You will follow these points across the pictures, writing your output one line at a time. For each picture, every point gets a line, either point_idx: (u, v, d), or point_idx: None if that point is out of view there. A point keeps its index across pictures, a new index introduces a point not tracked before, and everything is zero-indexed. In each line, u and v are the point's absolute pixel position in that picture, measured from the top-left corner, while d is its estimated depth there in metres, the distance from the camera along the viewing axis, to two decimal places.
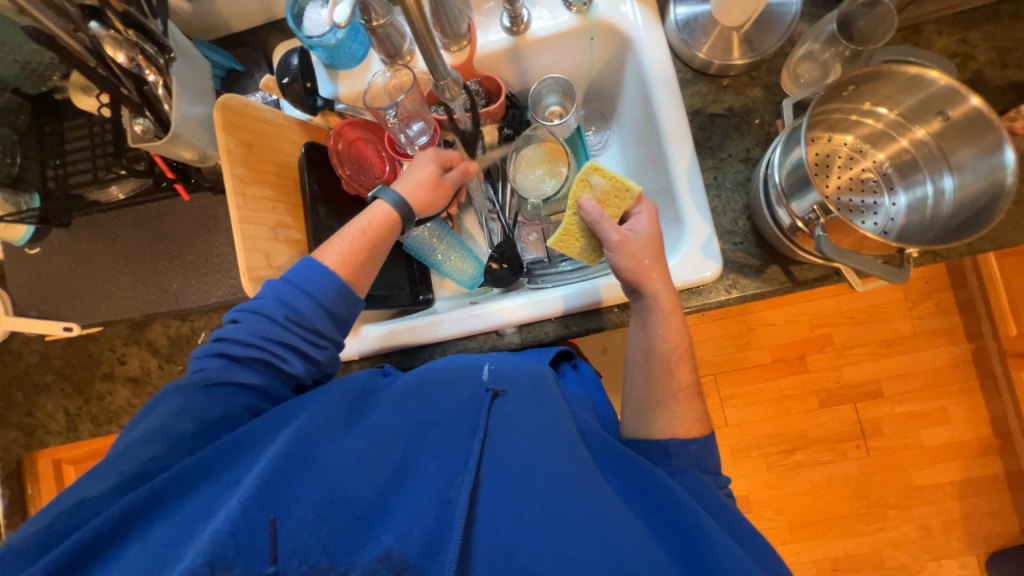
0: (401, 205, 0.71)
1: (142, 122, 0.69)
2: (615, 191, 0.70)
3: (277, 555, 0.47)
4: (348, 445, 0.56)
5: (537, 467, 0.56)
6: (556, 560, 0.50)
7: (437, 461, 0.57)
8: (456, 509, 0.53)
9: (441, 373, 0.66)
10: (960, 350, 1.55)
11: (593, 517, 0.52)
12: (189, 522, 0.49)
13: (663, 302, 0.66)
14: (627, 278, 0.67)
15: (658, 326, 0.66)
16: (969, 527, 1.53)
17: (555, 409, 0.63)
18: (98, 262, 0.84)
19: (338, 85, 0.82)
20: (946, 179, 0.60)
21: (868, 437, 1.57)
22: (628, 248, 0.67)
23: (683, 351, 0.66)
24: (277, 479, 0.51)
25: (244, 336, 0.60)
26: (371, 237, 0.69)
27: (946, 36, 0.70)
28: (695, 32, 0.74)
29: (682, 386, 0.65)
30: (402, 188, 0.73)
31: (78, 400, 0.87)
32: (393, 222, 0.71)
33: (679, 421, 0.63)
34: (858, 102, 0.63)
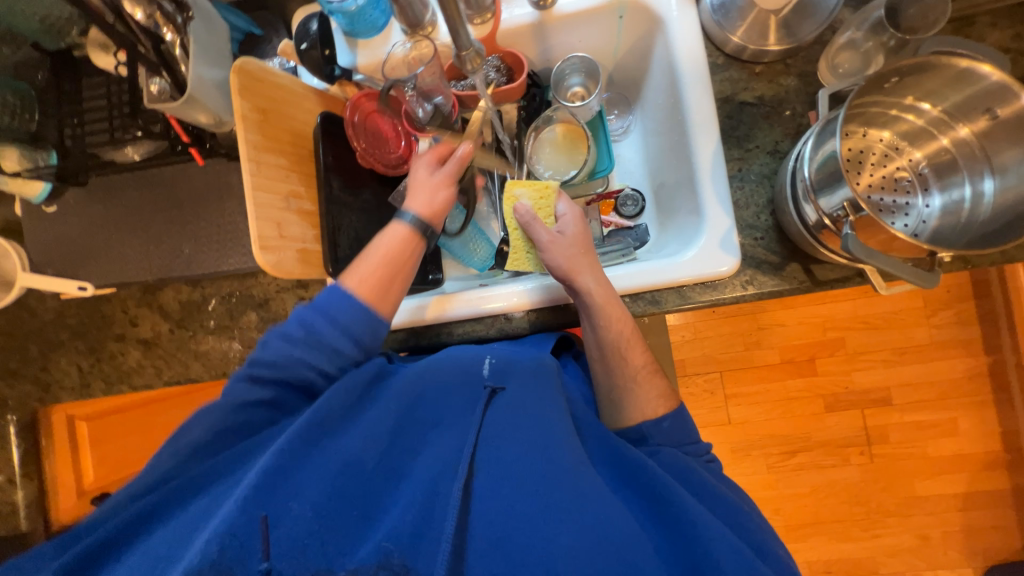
0: (418, 220, 0.72)
1: (158, 83, 0.68)
2: (540, 195, 0.77)
3: (269, 552, 0.47)
4: (347, 433, 0.57)
5: (531, 456, 0.57)
6: (547, 554, 0.50)
7: (432, 452, 0.58)
8: (444, 501, 0.54)
9: (439, 365, 0.67)
10: (977, 362, 1.51)
11: (586, 509, 0.53)
12: (196, 523, 0.51)
13: (596, 295, 0.68)
14: (559, 274, 0.70)
15: (600, 318, 0.68)
16: (969, 539, 1.51)
17: (551, 400, 0.64)
18: (113, 223, 0.84)
19: (356, 55, 0.79)
20: (986, 181, 0.57)
21: (873, 444, 1.55)
22: (559, 249, 0.72)
23: (633, 333, 0.69)
24: (279, 476, 0.51)
25: (269, 356, 0.60)
26: (392, 260, 0.69)
27: (1000, 30, 0.65)
28: (730, 14, 0.71)
29: (638, 368, 0.68)
30: (415, 205, 0.73)
31: (91, 358, 0.88)
32: (413, 238, 0.71)
33: (645, 402, 0.67)
34: (898, 96, 0.60)
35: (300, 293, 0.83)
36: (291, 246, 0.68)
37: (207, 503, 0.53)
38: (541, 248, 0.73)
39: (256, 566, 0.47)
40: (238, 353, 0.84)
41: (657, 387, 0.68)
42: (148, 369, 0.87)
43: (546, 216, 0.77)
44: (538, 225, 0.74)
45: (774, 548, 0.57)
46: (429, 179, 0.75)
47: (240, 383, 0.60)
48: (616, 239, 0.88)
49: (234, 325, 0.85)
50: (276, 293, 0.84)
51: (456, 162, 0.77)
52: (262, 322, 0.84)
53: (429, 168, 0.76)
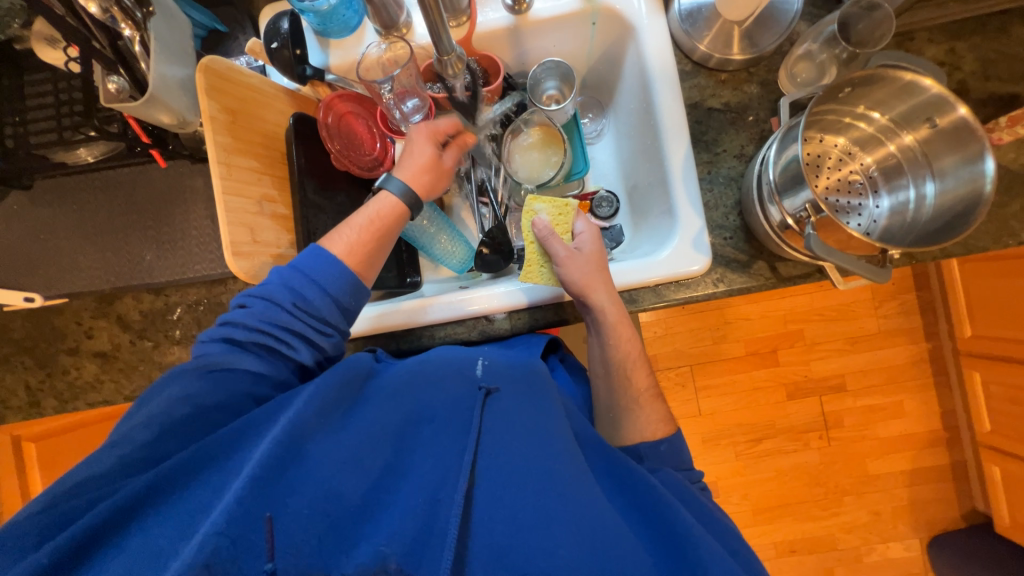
0: (407, 193, 0.70)
1: (117, 81, 0.64)
2: (558, 211, 0.78)
3: (273, 552, 0.47)
4: (340, 441, 0.55)
5: (532, 462, 0.57)
6: (548, 559, 0.50)
7: (431, 456, 0.57)
8: (446, 509, 0.53)
9: (434, 369, 0.65)
10: (918, 348, 1.64)
11: (586, 515, 0.53)
12: (186, 516, 0.48)
13: (609, 312, 0.70)
14: (575, 290, 0.71)
15: (611, 336, 0.71)
16: (915, 512, 1.64)
17: (549, 406, 0.64)
18: (63, 229, 0.79)
19: (328, 55, 0.78)
20: (928, 185, 0.62)
21: (830, 428, 1.65)
22: (579, 265, 0.72)
23: (639, 356, 0.72)
24: (272, 480, 0.49)
25: (251, 321, 0.59)
26: (380, 226, 0.68)
27: (936, 45, 0.72)
28: (697, 23, 0.74)
29: (643, 389, 0.71)
30: (407, 176, 0.71)
31: (40, 374, 0.82)
32: (400, 212, 0.70)
33: (645, 424, 0.69)
34: (851, 105, 0.64)
35: None
36: (265, 252, 0.66)
37: (202, 497, 0.49)
38: (558, 262, 0.72)
39: (259, 565, 0.47)
40: None
41: (658, 411, 0.71)
42: (107, 384, 0.82)
43: (563, 232, 0.77)
44: (557, 239, 0.74)
45: (750, 552, 0.59)
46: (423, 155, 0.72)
47: (217, 345, 0.59)
48: None
49: (202, 335, 0.81)
50: None
51: (459, 148, 0.77)
52: None
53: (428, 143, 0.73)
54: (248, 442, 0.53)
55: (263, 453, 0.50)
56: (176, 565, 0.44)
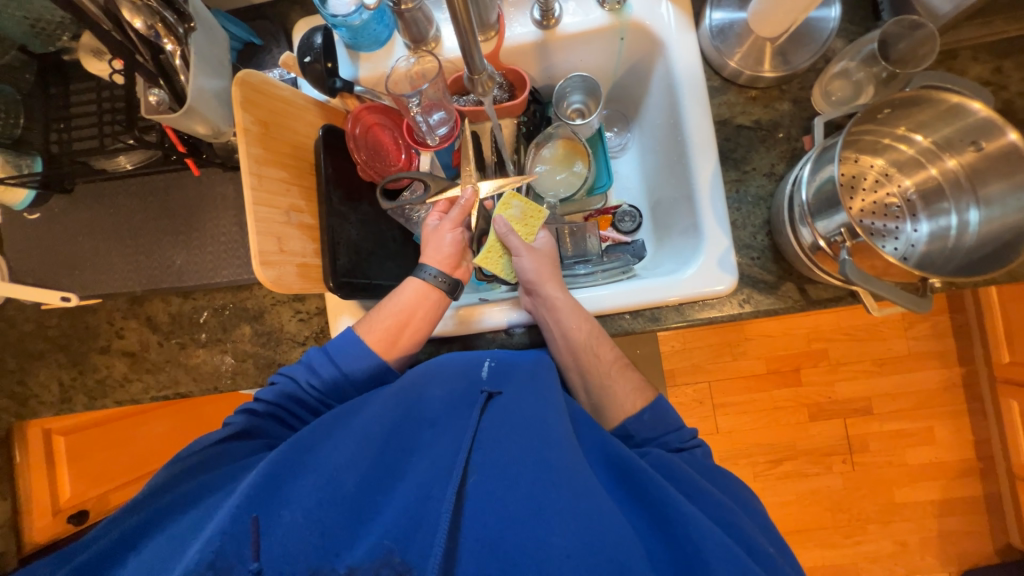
0: (439, 280, 0.73)
1: (156, 93, 0.67)
2: (532, 214, 0.78)
3: (260, 552, 0.48)
4: (342, 443, 0.57)
5: (528, 457, 0.56)
6: (542, 550, 0.49)
7: (428, 458, 0.58)
8: (437, 506, 0.53)
9: (437, 370, 0.67)
10: (951, 373, 1.57)
11: (580, 508, 0.52)
12: (192, 530, 0.51)
13: (561, 300, 0.71)
14: (530, 283, 0.73)
15: (567, 322, 0.70)
16: (945, 545, 1.57)
17: (550, 400, 0.63)
18: (99, 232, 0.82)
19: (358, 68, 0.79)
20: (971, 211, 0.60)
21: (855, 452, 1.59)
22: (536, 262, 0.75)
23: (599, 334, 0.71)
24: (268, 484, 0.52)
25: (269, 396, 0.64)
26: (404, 310, 0.71)
27: (980, 64, 0.69)
28: (729, 40, 0.73)
29: (609, 365, 0.71)
30: (431, 261, 0.74)
31: (72, 372, 0.85)
32: (428, 293, 0.72)
33: (623, 398, 0.69)
34: (891, 126, 0.62)
35: (296, 307, 0.82)
36: (291, 261, 0.67)
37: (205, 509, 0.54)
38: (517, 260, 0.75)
39: (246, 566, 0.47)
40: (230, 367, 0.82)
41: (631, 385, 0.71)
42: (135, 384, 0.84)
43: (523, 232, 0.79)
44: (516, 237, 0.76)
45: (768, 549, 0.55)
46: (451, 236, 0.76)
47: (241, 417, 0.63)
48: (614, 254, 0.89)
49: (226, 339, 0.83)
50: (270, 306, 0.82)
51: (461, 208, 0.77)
52: (256, 335, 0.82)
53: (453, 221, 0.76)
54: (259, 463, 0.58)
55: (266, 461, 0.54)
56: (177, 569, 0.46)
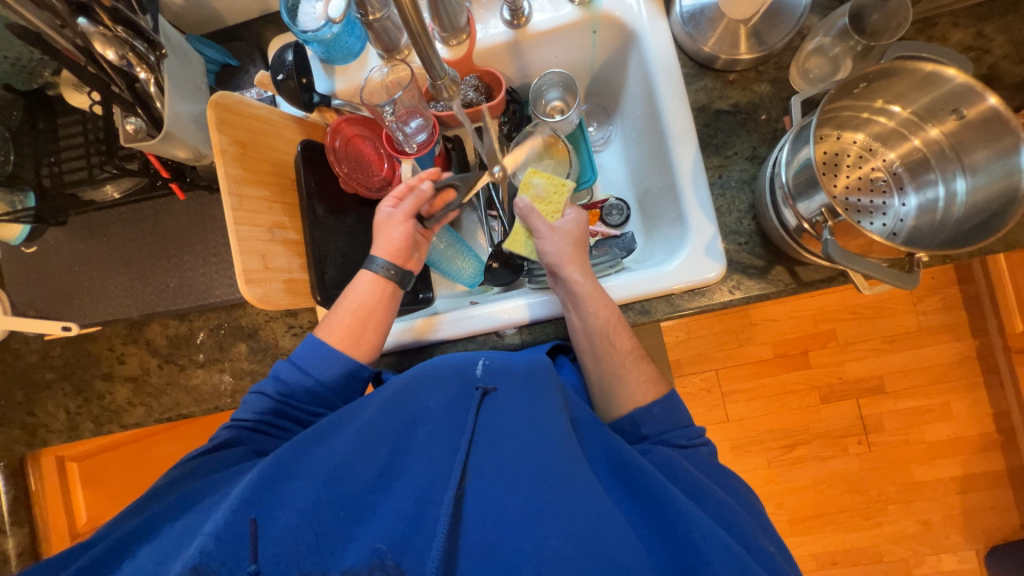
0: (389, 271, 0.72)
1: (134, 121, 0.68)
2: (554, 189, 0.80)
3: (257, 553, 0.47)
4: (337, 446, 0.57)
5: (524, 459, 0.56)
6: (537, 550, 0.49)
7: (424, 458, 0.57)
8: (436, 508, 0.53)
9: (433, 371, 0.66)
10: (965, 346, 1.53)
11: (576, 509, 0.52)
12: (185, 534, 0.51)
13: (582, 284, 0.69)
14: (554, 266, 0.72)
15: (587, 306, 0.69)
16: (969, 521, 1.53)
17: (545, 400, 0.63)
18: (94, 261, 0.83)
19: (334, 81, 0.80)
20: (958, 180, 0.58)
21: (870, 432, 1.56)
22: (560, 245, 0.74)
23: (619, 321, 0.70)
24: (264, 488, 0.51)
25: (244, 411, 0.65)
26: (364, 309, 0.70)
27: (961, 29, 0.67)
28: (700, 25, 0.72)
29: (625, 353, 0.69)
30: (381, 252, 0.73)
31: (78, 399, 0.87)
32: (385, 288, 0.72)
33: (636, 389, 0.68)
34: (869, 100, 0.61)
35: (289, 322, 0.83)
36: (277, 277, 0.68)
37: (198, 515, 0.53)
38: (541, 241, 0.75)
39: (244, 568, 0.46)
40: (229, 386, 0.84)
41: (646, 375, 0.69)
42: (139, 408, 0.86)
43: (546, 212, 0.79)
44: (538, 216, 0.76)
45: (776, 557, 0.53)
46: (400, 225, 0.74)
47: (225, 431, 0.64)
48: (604, 248, 0.88)
49: (224, 358, 0.84)
50: (264, 323, 0.83)
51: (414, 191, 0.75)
52: (253, 352, 0.83)
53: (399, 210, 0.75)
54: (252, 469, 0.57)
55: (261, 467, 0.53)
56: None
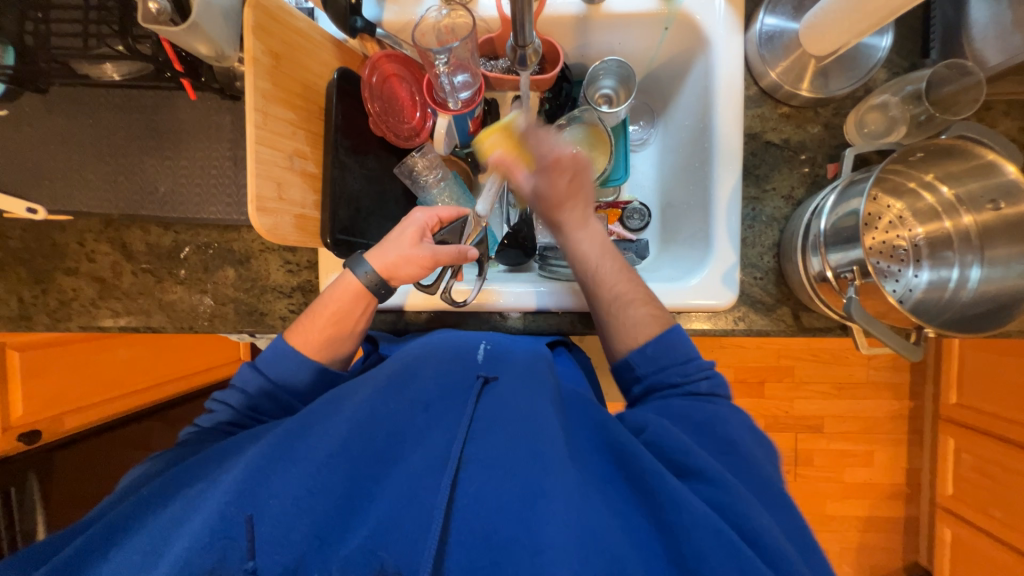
0: (372, 280, 0.65)
1: (157, 0, 0.57)
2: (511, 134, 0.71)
3: (255, 552, 0.49)
4: (330, 427, 0.56)
5: (518, 453, 0.55)
6: (536, 540, 0.48)
7: (423, 445, 0.57)
8: (430, 495, 0.53)
9: (435, 353, 0.66)
10: (901, 405, 1.66)
11: (573, 504, 0.50)
12: (170, 523, 0.51)
13: (570, 225, 0.70)
14: (546, 212, 0.71)
15: (574, 240, 0.70)
16: (861, 555, 1.71)
17: (543, 394, 0.61)
18: (75, 143, 0.75)
19: (383, 10, 0.74)
20: (973, 269, 0.61)
21: (799, 465, 1.68)
22: (543, 188, 0.69)
23: (611, 259, 0.69)
24: (254, 478, 0.51)
25: (212, 423, 0.64)
26: (338, 311, 0.65)
27: (1011, 120, 0.69)
28: (775, 50, 0.70)
29: (616, 296, 0.67)
30: (376, 258, 0.65)
31: (35, 289, 0.80)
32: (361, 296, 0.65)
33: (625, 331, 0.66)
34: (920, 171, 0.64)
35: (285, 257, 0.78)
36: (289, 210, 0.63)
37: (181, 505, 0.52)
38: (522, 187, 0.71)
39: (241, 564, 0.48)
40: (208, 309, 0.79)
41: (644, 314, 0.66)
42: (103, 311, 0.80)
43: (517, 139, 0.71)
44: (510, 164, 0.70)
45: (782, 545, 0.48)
46: (411, 245, 0.65)
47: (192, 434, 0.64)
48: (619, 249, 0.87)
49: (207, 279, 0.79)
50: (258, 252, 0.78)
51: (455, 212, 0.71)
52: (240, 280, 0.79)
53: (416, 235, 0.66)
54: (237, 453, 0.56)
55: (251, 456, 0.53)
56: (163, 565, 0.47)
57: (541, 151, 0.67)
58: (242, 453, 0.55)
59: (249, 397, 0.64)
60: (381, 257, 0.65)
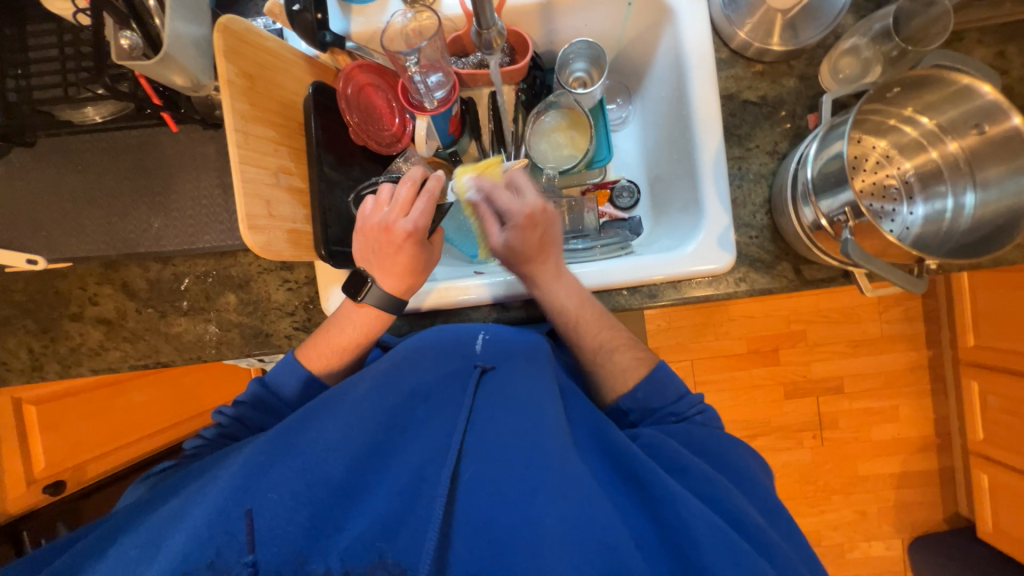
0: (386, 301, 0.67)
1: (129, 36, 0.61)
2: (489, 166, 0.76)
3: (256, 545, 0.49)
4: (331, 425, 0.57)
5: (520, 441, 0.56)
6: (535, 529, 0.50)
7: (422, 437, 0.58)
8: (429, 488, 0.54)
9: (431, 344, 0.65)
10: (919, 355, 1.63)
11: (573, 489, 0.52)
12: (162, 528, 0.52)
13: (547, 284, 0.69)
14: (515, 267, 0.70)
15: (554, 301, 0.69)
16: (900, 514, 1.67)
17: (543, 379, 0.62)
18: (65, 190, 0.76)
19: (350, 22, 0.76)
20: (968, 195, 0.62)
21: (825, 428, 1.65)
22: (513, 241, 0.68)
23: (591, 310, 0.69)
24: (253, 477, 0.53)
25: (210, 435, 0.67)
26: (351, 334, 0.68)
27: (986, 47, 0.69)
28: (740, 9, 0.70)
29: (600, 345, 0.69)
30: (381, 279, 0.67)
31: (43, 338, 0.81)
32: (380, 317, 0.68)
33: (619, 375, 0.68)
34: (899, 107, 0.65)
35: (284, 276, 0.79)
36: (280, 226, 0.63)
37: (181, 505, 0.53)
38: (492, 241, 0.70)
39: (241, 559, 0.48)
40: (214, 336, 0.80)
41: (630, 359, 0.68)
42: (112, 353, 0.81)
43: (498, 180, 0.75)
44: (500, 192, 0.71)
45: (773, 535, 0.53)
46: (406, 256, 0.65)
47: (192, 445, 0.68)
48: (612, 230, 0.88)
49: (210, 307, 0.80)
50: (257, 274, 0.79)
51: (427, 198, 0.66)
52: (242, 304, 0.79)
53: (404, 242, 0.65)
54: (239, 452, 0.58)
55: (252, 456, 0.55)
56: (160, 562, 0.48)
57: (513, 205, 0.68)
58: (241, 452, 0.57)
59: (250, 407, 0.67)
60: (382, 278, 0.67)
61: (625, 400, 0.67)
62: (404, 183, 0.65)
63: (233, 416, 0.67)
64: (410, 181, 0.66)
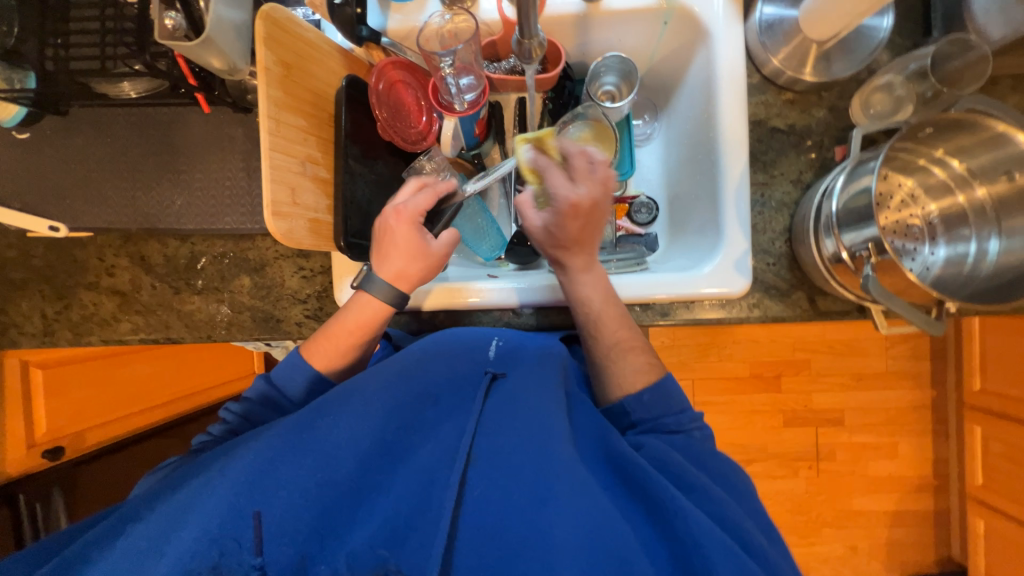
0: (387, 294, 0.67)
1: (173, 17, 0.61)
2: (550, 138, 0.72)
3: (262, 546, 0.50)
4: (341, 420, 0.57)
5: (531, 450, 0.56)
6: (544, 541, 0.50)
7: (433, 439, 0.59)
8: (442, 491, 0.55)
9: (444, 346, 0.66)
10: (922, 394, 1.62)
11: (582, 503, 0.52)
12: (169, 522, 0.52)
13: (580, 274, 0.69)
14: (549, 252, 0.71)
15: (582, 290, 0.69)
16: (891, 552, 1.66)
17: (554, 389, 0.62)
18: (93, 161, 0.77)
19: (388, 18, 0.76)
20: (992, 241, 0.63)
21: (822, 460, 1.64)
22: (550, 225, 0.69)
23: (613, 308, 0.69)
24: (265, 468, 0.53)
25: (216, 432, 0.67)
26: (353, 329, 0.68)
27: (1019, 94, 0.69)
28: (776, 37, 0.71)
29: (615, 342, 0.68)
30: (380, 268, 0.68)
31: (57, 305, 0.82)
32: (382, 313, 0.68)
33: (629, 376, 0.67)
34: (930, 147, 0.65)
35: (300, 264, 0.80)
36: (303, 215, 0.64)
37: (188, 494, 0.53)
38: (530, 224, 0.72)
39: (248, 561, 0.49)
40: (225, 317, 0.80)
41: (641, 362, 0.67)
42: (124, 325, 0.81)
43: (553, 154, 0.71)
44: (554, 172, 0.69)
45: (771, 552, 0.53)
46: (405, 240, 0.67)
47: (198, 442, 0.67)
48: (628, 245, 0.87)
49: (224, 288, 0.80)
50: (273, 260, 0.80)
51: (432, 192, 0.72)
52: (255, 288, 0.80)
53: (407, 225, 0.68)
54: (248, 441, 0.57)
55: (262, 447, 0.54)
56: (172, 552, 0.48)
57: (558, 186, 0.67)
58: (250, 441, 0.57)
59: (256, 403, 0.67)
60: (380, 265, 0.67)
61: (631, 415, 0.67)
62: (411, 182, 0.73)
63: (239, 413, 0.67)
64: (418, 181, 0.74)
